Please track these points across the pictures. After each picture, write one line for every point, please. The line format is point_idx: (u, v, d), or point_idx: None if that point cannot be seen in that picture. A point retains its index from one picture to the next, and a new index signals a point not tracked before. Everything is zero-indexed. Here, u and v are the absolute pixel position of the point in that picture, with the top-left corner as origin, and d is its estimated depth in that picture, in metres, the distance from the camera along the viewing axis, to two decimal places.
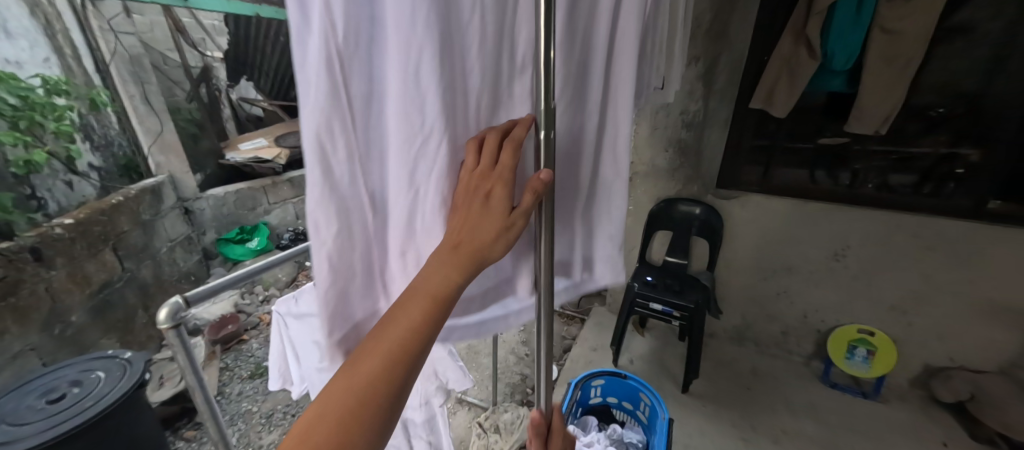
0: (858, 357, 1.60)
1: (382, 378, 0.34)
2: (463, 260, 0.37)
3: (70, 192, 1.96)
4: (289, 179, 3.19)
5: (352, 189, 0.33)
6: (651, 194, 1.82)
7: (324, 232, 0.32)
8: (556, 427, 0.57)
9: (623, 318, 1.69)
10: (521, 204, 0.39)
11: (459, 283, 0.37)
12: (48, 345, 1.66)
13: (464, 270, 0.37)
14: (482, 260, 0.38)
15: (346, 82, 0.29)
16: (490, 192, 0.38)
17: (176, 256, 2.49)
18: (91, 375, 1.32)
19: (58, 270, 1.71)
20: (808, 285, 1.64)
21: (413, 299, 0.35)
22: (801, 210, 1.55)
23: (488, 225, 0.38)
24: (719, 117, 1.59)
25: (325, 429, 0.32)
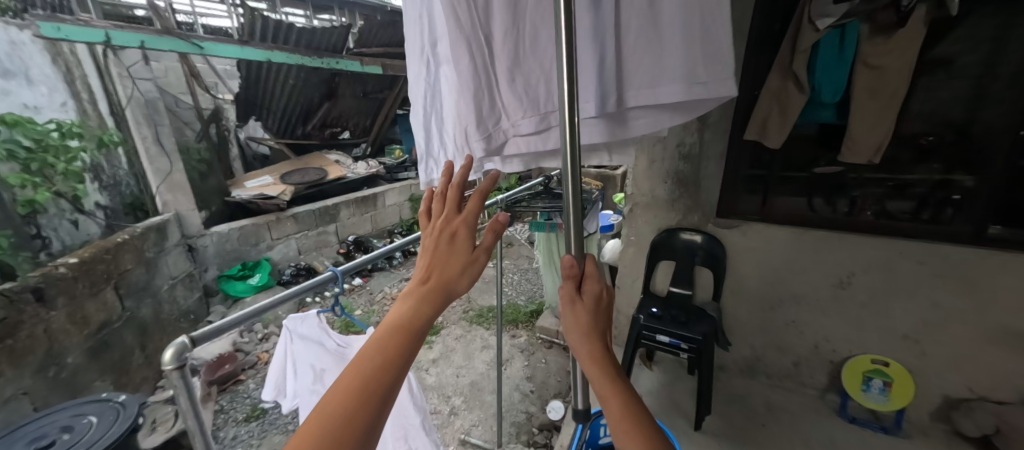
0: (874, 389, 1.54)
1: (362, 392, 0.45)
2: (436, 293, 0.54)
3: (75, 231, 1.99)
4: (292, 215, 3.21)
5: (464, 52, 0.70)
6: (652, 225, 1.84)
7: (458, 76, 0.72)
8: (589, 271, 0.57)
9: (630, 351, 1.65)
10: (482, 241, 0.57)
11: (430, 314, 0.53)
12: (41, 389, 1.60)
13: (435, 303, 0.53)
14: (450, 291, 0.55)
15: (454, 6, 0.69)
16: (455, 234, 0.57)
17: (176, 294, 2.47)
18: (82, 420, 1.28)
19: (58, 311, 1.69)
20: (816, 314, 1.62)
21: (396, 333, 0.50)
22: (803, 237, 1.56)
23: (453, 262, 0.56)
24: (715, 151, 1.63)
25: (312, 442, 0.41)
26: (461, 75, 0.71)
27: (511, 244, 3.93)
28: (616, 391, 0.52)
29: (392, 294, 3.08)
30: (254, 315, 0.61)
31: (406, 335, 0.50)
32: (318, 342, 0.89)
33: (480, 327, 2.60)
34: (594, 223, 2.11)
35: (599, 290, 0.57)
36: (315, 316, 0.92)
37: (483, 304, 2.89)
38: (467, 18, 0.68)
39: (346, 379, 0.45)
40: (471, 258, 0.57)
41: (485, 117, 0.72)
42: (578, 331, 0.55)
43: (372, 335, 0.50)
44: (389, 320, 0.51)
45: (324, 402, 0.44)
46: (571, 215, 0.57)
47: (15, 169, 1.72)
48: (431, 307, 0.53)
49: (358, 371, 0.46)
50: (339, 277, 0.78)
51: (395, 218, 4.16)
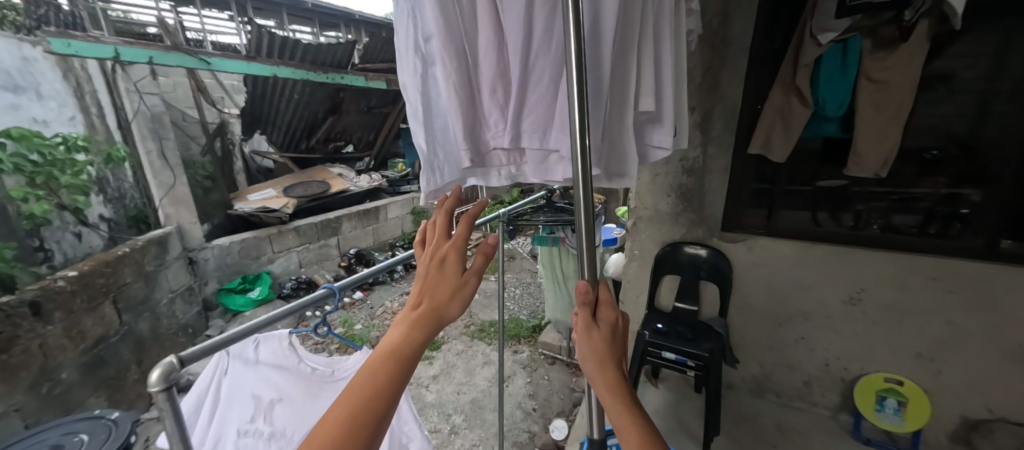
0: (888, 409, 1.50)
1: (354, 424, 0.43)
2: (426, 319, 0.53)
3: (78, 243, 1.98)
4: (294, 228, 3.20)
5: (454, 63, 0.67)
6: (656, 239, 1.82)
7: (449, 82, 0.67)
8: (604, 298, 0.57)
9: (635, 369, 1.62)
10: (472, 266, 0.58)
11: (421, 340, 0.52)
12: (34, 406, 1.56)
13: (427, 329, 0.52)
14: (441, 316, 0.54)
15: (442, 14, 0.65)
16: (445, 257, 0.57)
17: (175, 308, 2.45)
18: (73, 438, 1.25)
19: (55, 325, 1.67)
20: (826, 331, 1.58)
21: (387, 360, 0.49)
22: (810, 252, 1.53)
23: (444, 288, 0.55)
24: (718, 165, 1.61)
25: None
26: (448, 83, 0.67)
27: (513, 257, 3.90)
28: (633, 421, 0.51)
29: (392, 308, 3.04)
30: (242, 336, 0.57)
31: (400, 363, 0.49)
32: (282, 367, 0.84)
33: (482, 342, 2.56)
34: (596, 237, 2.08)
35: (614, 315, 0.56)
36: (279, 336, 0.86)
37: (485, 318, 2.85)
38: (455, 24, 0.66)
39: (338, 411, 0.44)
40: (461, 282, 0.56)
41: (472, 130, 0.70)
42: (593, 360, 0.53)
43: (363, 364, 0.48)
44: (380, 347, 0.50)
45: (314, 437, 0.42)
46: (586, 234, 0.57)
47: (20, 182, 1.72)
48: (424, 334, 0.52)
49: (350, 403, 0.44)
50: (337, 293, 0.75)
51: (397, 231, 4.15)
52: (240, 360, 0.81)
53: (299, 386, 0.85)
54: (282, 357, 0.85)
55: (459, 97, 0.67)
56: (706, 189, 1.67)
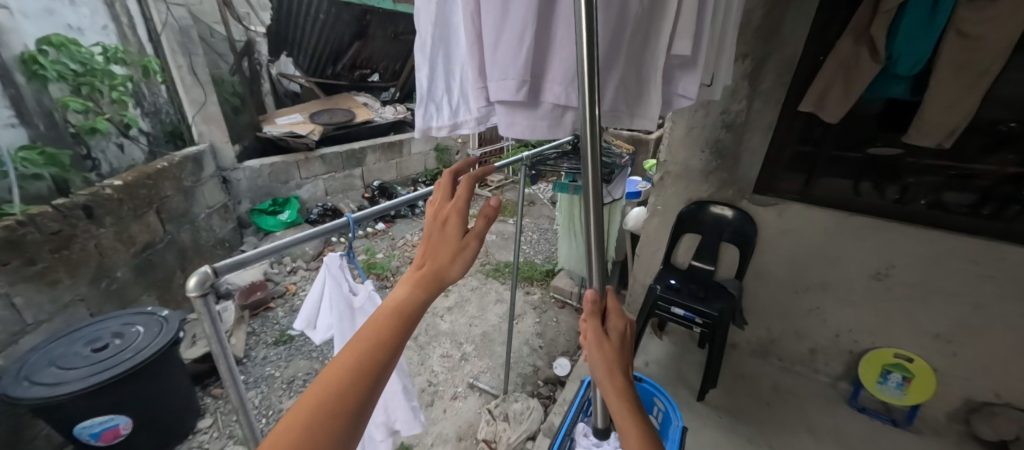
0: (891, 382, 1.51)
1: (359, 373, 0.46)
2: (429, 281, 0.55)
3: (121, 154, 2.07)
4: (321, 155, 3.25)
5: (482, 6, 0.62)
6: (681, 196, 1.77)
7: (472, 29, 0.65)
8: (611, 306, 0.60)
9: (643, 320, 1.66)
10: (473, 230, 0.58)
11: (424, 300, 0.54)
12: (95, 298, 1.71)
13: (428, 290, 0.55)
14: (442, 279, 0.56)
15: None
16: (449, 223, 0.58)
17: (213, 223, 2.58)
18: (131, 328, 1.41)
19: (106, 229, 1.78)
20: (842, 303, 1.56)
21: (392, 317, 0.51)
22: (843, 223, 1.46)
23: (444, 248, 0.57)
24: (762, 122, 1.50)
25: (310, 411, 0.43)
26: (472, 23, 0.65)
27: (533, 202, 3.90)
28: (632, 421, 0.52)
29: (412, 241, 3.15)
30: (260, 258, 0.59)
31: (402, 319, 0.52)
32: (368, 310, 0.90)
33: (496, 281, 2.65)
34: (621, 190, 1.94)
35: (621, 324, 0.60)
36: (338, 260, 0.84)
37: (500, 259, 2.93)
38: None
39: (346, 356, 0.47)
40: (460, 246, 0.57)
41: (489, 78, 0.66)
42: (603, 361, 0.56)
43: (369, 318, 0.51)
44: (385, 303, 0.52)
45: (324, 376, 0.45)
46: (592, 181, 0.53)
47: (66, 90, 1.79)
48: (426, 294, 0.54)
49: (357, 351, 0.47)
50: (354, 224, 0.75)
51: (420, 167, 4.14)
52: (333, 290, 0.84)
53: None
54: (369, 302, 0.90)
55: (469, 38, 0.65)
56: (743, 148, 1.57)
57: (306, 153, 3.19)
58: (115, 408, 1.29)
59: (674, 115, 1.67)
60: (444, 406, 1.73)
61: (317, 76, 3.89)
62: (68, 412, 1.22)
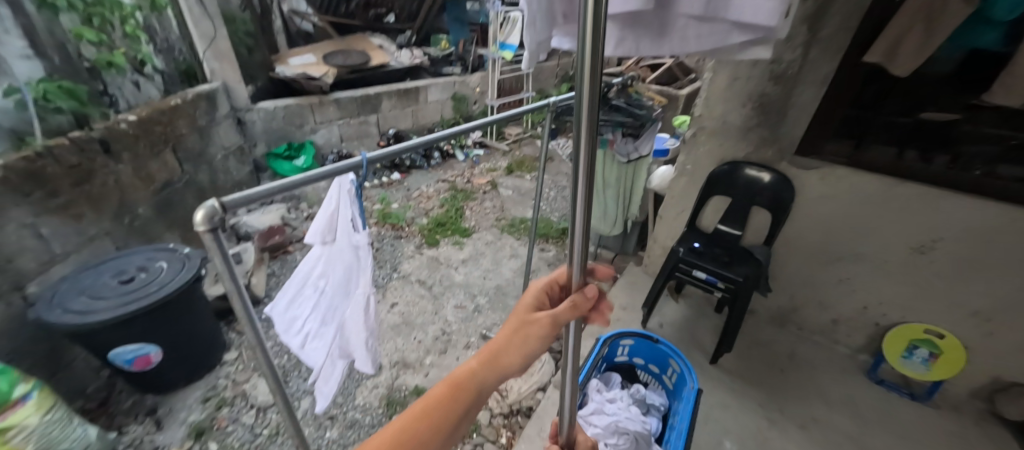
0: (916, 357, 1.48)
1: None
2: (487, 364, 0.52)
3: (138, 92, 1.98)
4: (335, 99, 3.13)
5: None
6: (715, 155, 1.65)
7: None
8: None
9: (661, 281, 1.62)
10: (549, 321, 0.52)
11: (478, 384, 0.51)
12: (119, 232, 1.74)
13: (484, 375, 0.52)
14: (502, 366, 0.52)
15: None
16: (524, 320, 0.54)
17: (230, 166, 2.56)
18: (155, 264, 1.44)
19: (124, 165, 1.76)
20: (876, 275, 1.48)
21: (444, 398, 0.50)
22: (893, 191, 1.34)
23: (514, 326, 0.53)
24: (818, 73, 1.34)
25: None
26: None
27: (551, 158, 3.78)
28: None
29: (428, 193, 3.10)
30: (282, 190, 0.56)
31: (457, 397, 0.50)
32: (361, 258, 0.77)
33: (511, 236, 2.62)
34: (649, 144, 1.79)
35: None
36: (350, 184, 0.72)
37: (516, 215, 2.87)
38: None
39: (395, 428, 0.47)
40: (530, 321, 0.53)
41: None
42: None
43: (430, 393, 0.51)
44: (447, 378, 0.52)
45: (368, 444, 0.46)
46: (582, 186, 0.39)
47: (76, 21, 1.69)
48: (485, 377, 0.52)
49: (405, 427, 0.47)
50: (368, 165, 0.69)
51: (437, 116, 3.97)
52: (343, 210, 0.73)
53: (353, 276, 0.79)
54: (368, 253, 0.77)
55: None
56: (791, 103, 1.42)
57: (320, 97, 3.07)
58: (146, 338, 1.35)
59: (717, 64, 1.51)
60: (458, 354, 1.77)
61: (331, 14, 3.69)
62: (101, 338, 1.27)
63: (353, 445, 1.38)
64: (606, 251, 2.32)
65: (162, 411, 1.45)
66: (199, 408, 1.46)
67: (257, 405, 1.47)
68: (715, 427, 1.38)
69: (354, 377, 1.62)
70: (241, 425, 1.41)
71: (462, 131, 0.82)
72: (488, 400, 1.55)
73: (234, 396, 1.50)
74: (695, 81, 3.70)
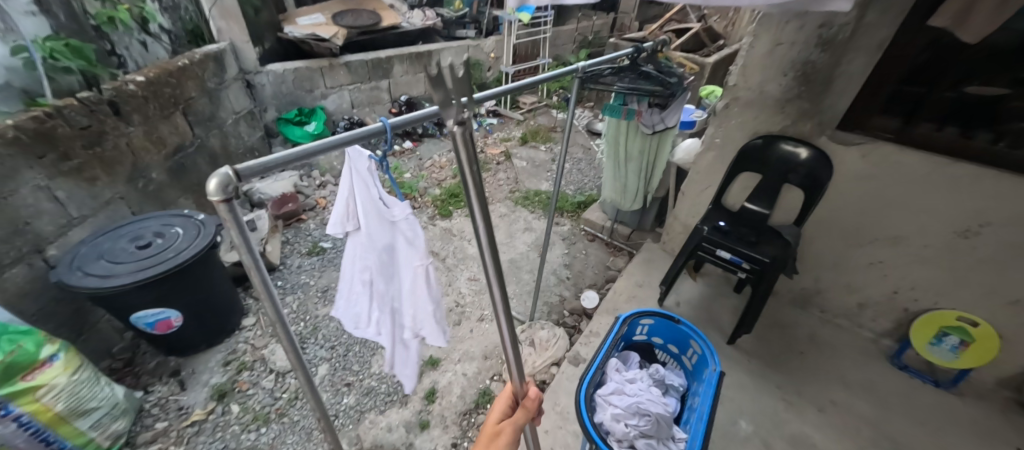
0: (945, 344, 1.43)
1: None
2: None
3: (145, 52, 1.92)
4: (345, 63, 2.98)
5: None
6: (748, 129, 1.55)
7: None
8: None
9: (682, 260, 1.57)
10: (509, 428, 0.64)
11: None
12: (134, 197, 1.73)
13: None
14: None
15: None
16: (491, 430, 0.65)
17: (241, 130, 2.51)
18: (171, 230, 1.43)
19: (136, 128, 1.73)
20: (911, 260, 1.42)
21: None
22: (943, 171, 1.25)
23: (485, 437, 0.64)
24: (874, 39, 1.22)
25: None
26: None
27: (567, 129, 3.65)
28: None
29: (440, 163, 3.04)
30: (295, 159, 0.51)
31: None
32: (401, 232, 0.72)
33: (525, 209, 2.57)
34: (676, 116, 1.70)
35: None
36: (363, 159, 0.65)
37: (530, 188, 2.80)
38: None
39: None
40: (497, 432, 0.64)
41: None
42: None
43: None
44: None
45: None
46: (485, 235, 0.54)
47: None
48: None
49: None
50: (392, 133, 0.61)
51: (449, 83, 3.77)
52: (363, 190, 0.67)
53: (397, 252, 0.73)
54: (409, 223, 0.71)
55: None
56: (839, 73, 1.31)
57: (330, 59, 2.93)
58: (166, 302, 1.36)
59: (758, 28, 1.39)
60: (472, 327, 1.77)
61: None
62: (121, 302, 1.28)
63: (371, 412, 1.40)
64: (623, 226, 2.27)
65: (185, 372, 1.48)
66: (221, 371, 1.49)
67: (276, 370, 1.50)
68: (731, 407, 1.37)
69: (370, 345, 1.64)
70: (261, 388, 1.44)
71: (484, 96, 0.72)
72: (503, 372, 1.55)
73: (253, 360, 1.53)
74: (722, 49, 3.47)
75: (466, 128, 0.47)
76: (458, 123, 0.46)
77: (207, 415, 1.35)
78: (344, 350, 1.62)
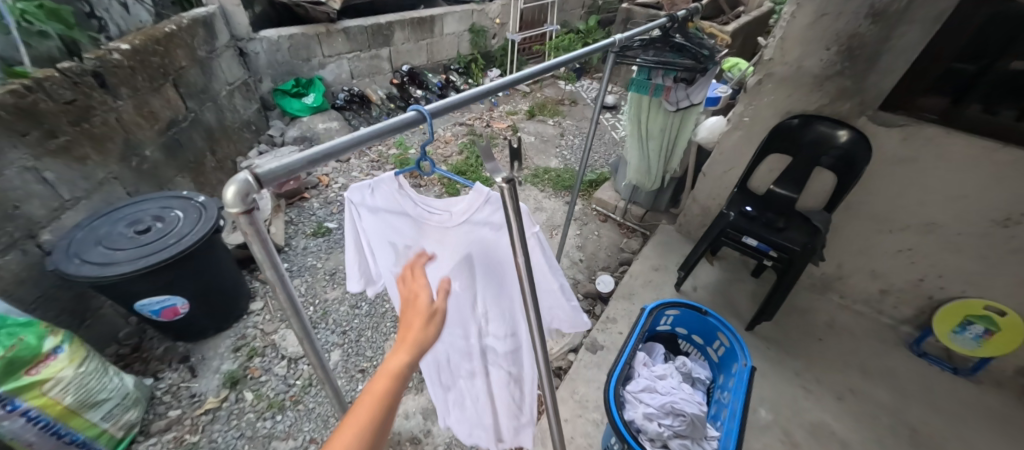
0: (968, 333, 1.41)
1: None
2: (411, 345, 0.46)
3: (127, 15, 1.75)
4: (344, 29, 2.79)
5: None
6: (780, 108, 1.46)
7: None
8: None
9: (705, 246, 1.52)
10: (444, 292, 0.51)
11: (410, 361, 0.45)
12: (129, 176, 1.63)
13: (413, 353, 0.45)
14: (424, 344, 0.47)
15: None
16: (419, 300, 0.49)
17: (236, 102, 2.37)
18: (170, 213, 1.36)
19: (125, 101, 1.61)
20: (943, 248, 1.37)
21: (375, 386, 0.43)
22: (991, 157, 1.17)
23: (415, 316, 0.47)
24: (933, 10, 1.11)
25: None
26: None
27: (575, 102, 3.50)
28: None
29: (445, 137, 2.92)
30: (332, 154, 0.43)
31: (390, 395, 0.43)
32: (463, 230, 0.66)
33: (535, 188, 2.49)
34: (703, 92, 1.60)
35: None
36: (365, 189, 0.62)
37: (539, 165, 2.70)
38: None
39: None
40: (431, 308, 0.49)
41: None
42: None
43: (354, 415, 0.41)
44: (377, 379, 0.43)
45: None
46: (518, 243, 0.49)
47: None
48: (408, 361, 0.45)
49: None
50: (431, 120, 0.53)
51: (453, 51, 3.55)
52: (395, 216, 0.66)
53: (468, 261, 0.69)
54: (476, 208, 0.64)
55: None
56: (888, 48, 1.21)
57: (327, 25, 2.74)
58: (170, 289, 1.30)
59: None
60: None
61: None
62: (124, 290, 1.22)
63: None
64: (637, 207, 2.20)
65: (195, 359, 1.45)
66: (232, 358, 1.46)
67: (288, 356, 1.47)
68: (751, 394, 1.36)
69: (382, 330, 1.61)
70: (274, 375, 1.41)
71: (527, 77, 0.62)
72: None
73: (264, 346, 1.50)
74: (741, 17, 3.28)
75: (514, 185, 0.45)
76: (506, 179, 0.45)
77: (221, 403, 1.33)
78: (355, 335, 1.59)
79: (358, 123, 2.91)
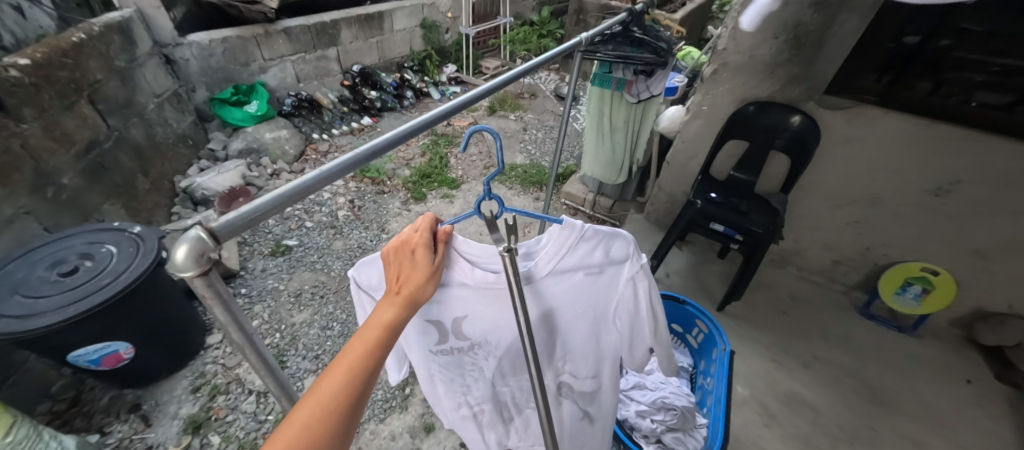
0: (909, 293, 1.54)
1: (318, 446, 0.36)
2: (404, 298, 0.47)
3: (23, 21, 1.55)
4: (284, 30, 2.59)
5: None
6: (735, 95, 1.51)
7: None
8: None
9: (676, 234, 1.57)
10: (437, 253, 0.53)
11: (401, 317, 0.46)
12: (45, 209, 1.44)
13: (406, 305, 0.47)
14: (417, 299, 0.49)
15: None
16: (415, 251, 0.51)
17: (167, 115, 2.15)
18: (101, 249, 1.21)
19: (30, 124, 1.41)
20: (886, 218, 1.48)
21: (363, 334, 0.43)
22: (922, 133, 1.28)
23: (415, 270, 0.49)
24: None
25: None
26: None
27: (535, 95, 3.48)
28: None
29: None
30: (300, 194, 0.40)
31: (373, 356, 0.42)
32: (541, 285, 0.64)
33: (503, 186, 2.45)
34: (662, 84, 1.63)
35: None
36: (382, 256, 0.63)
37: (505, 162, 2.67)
38: None
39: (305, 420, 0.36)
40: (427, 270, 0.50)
41: None
42: None
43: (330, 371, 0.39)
44: (364, 331, 0.43)
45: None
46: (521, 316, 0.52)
47: None
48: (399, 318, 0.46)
49: (308, 420, 0.36)
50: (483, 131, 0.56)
51: (406, 48, 3.41)
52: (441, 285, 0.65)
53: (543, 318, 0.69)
54: (566, 248, 0.60)
55: None
56: (830, 35, 1.27)
57: (265, 26, 2.53)
58: (110, 334, 1.16)
59: None
60: None
61: None
62: (53, 342, 1.07)
63: (369, 422, 1.32)
64: (604, 198, 2.22)
65: (148, 406, 1.32)
66: (191, 399, 1.33)
67: (256, 390, 1.36)
68: None
69: None
70: (243, 413, 1.31)
71: (523, 73, 0.72)
72: None
73: (227, 383, 1.38)
74: (685, 4, 3.38)
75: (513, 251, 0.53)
76: (506, 248, 0.52)
77: None
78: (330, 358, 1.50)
79: (309, 129, 2.73)
